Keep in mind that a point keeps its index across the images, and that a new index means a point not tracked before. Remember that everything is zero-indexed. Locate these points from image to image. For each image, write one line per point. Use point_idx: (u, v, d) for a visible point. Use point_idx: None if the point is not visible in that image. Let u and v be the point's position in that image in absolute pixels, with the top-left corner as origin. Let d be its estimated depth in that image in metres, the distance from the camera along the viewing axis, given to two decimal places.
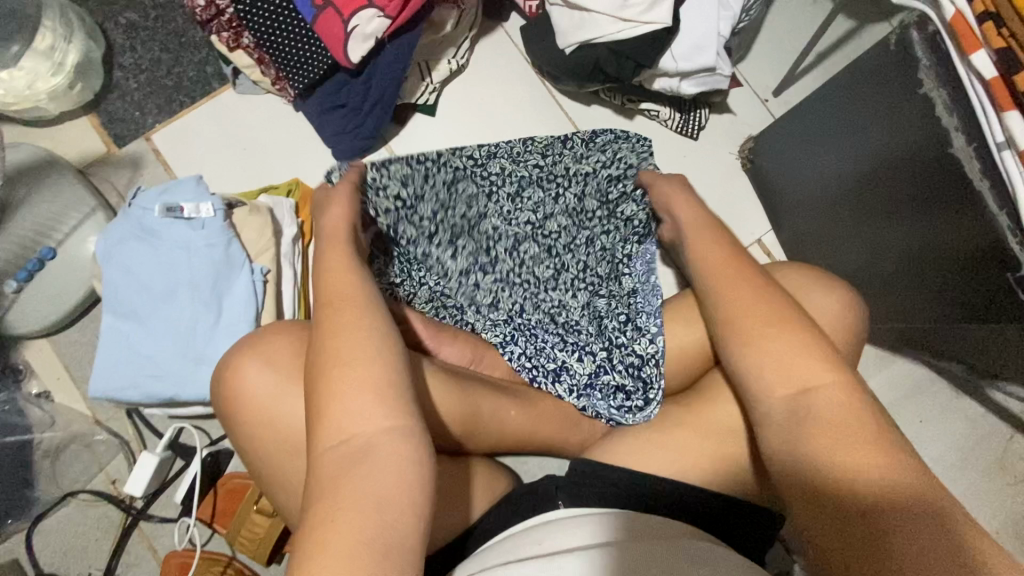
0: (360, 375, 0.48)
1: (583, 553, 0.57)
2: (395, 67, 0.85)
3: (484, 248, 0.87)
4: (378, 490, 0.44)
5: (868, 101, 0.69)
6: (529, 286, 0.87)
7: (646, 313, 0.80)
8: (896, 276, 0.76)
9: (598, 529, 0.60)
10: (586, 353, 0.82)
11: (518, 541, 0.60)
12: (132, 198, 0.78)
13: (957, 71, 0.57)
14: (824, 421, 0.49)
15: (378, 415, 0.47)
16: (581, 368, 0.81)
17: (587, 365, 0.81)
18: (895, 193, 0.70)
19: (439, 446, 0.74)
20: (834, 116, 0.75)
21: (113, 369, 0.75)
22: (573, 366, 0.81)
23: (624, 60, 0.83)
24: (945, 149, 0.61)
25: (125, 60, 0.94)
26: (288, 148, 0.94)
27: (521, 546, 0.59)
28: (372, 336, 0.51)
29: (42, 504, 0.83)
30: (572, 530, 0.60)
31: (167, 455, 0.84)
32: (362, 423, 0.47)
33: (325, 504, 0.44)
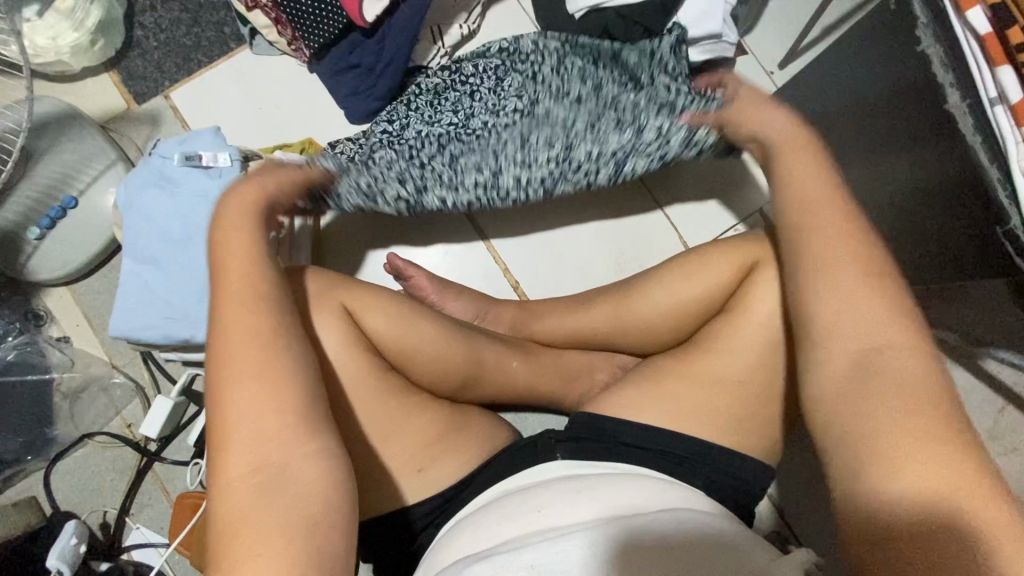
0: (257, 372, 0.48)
1: (583, 533, 0.56)
2: (408, 27, 0.87)
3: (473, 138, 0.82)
4: (285, 504, 0.44)
5: (877, 60, 0.71)
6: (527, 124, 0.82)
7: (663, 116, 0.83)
8: (898, 237, 0.78)
9: (602, 491, 0.61)
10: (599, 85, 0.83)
11: (519, 508, 0.61)
12: (154, 147, 0.80)
13: (952, 27, 0.59)
14: (866, 344, 0.49)
15: (275, 446, 0.46)
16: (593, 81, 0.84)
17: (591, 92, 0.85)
18: (894, 140, 0.72)
19: (444, 394, 0.77)
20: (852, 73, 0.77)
21: (130, 310, 0.78)
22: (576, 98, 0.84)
23: (631, 23, 0.85)
24: (942, 105, 0.62)
25: (146, 19, 0.97)
26: (303, 108, 0.97)
27: (521, 515, 0.60)
28: (257, 353, 0.49)
29: (61, 443, 0.87)
30: (576, 496, 0.61)
31: (181, 400, 0.86)
32: (262, 447, 0.46)
33: (231, 531, 0.43)
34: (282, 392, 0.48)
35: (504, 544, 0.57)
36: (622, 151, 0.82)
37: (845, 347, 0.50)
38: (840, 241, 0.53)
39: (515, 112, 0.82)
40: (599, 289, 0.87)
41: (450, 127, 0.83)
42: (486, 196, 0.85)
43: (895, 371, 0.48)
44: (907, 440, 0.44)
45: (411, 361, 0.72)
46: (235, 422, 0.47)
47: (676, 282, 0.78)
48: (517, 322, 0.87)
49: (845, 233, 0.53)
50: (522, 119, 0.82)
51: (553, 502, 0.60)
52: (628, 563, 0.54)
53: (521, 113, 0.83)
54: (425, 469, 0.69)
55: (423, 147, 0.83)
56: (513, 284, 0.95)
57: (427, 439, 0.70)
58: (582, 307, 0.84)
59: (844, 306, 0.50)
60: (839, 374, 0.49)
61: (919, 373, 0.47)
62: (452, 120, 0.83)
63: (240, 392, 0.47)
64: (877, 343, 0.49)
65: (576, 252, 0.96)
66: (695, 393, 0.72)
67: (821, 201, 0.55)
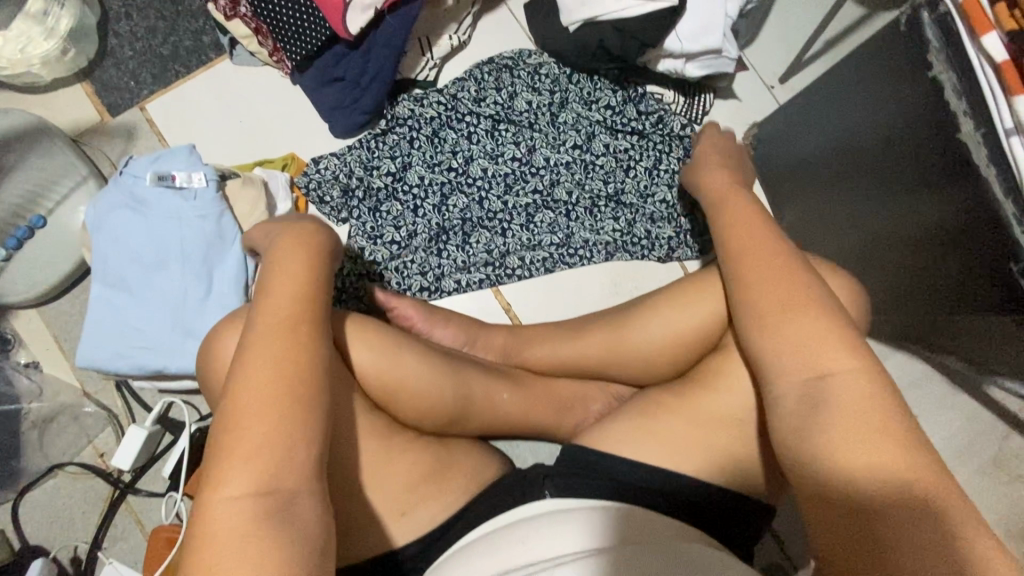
0: (258, 392, 0.46)
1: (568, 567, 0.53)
2: (393, 40, 0.83)
3: (475, 190, 0.92)
4: (288, 535, 0.43)
5: (881, 86, 0.68)
6: (524, 168, 0.92)
7: (647, 158, 0.93)
8: (898, 267, 0.76)
9: (588, 521, 0.58)
10: (587, 130, 0.93)
11: (504, 540, 0.58)
12: (124, 165, 0.76)
13: (967, 54, 0.56)
14: (811, 376, 0.50)
15: (283, 472, 0.45)
16: (582, 124, 0.93)
17: (582, 131, 0.93)
18: (893, 172, 0.70)
19: (429, 429, 0.73)
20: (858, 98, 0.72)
21: (101, 338, 0.74)
22: (569, 138, 0.93)
23: (628, 38, 0.82)
24: (954, 135, 0.59)
25: (120, 27, 0.92)
26: (286, 122, 0.92)
27: (505, 547, 0.57)
28: (289, 371, 0.47)
29: (30, 474, 0.83)
30: (565, 529, 0.57)
31: (155, 429, 0.83)
32: (272, 468, 0.44)
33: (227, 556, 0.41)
34: (299, 421, 0.46)
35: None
36: (612, 211, 0.93)
37: (793, 380, 0.51)
38: (781, 279, 0.55)
39: (513, 161, 0.92)
40: (593, 315, 0.84)
41: (452, 176, 0.91)
42: (489, 238, 0.92)
43: (840, 395, 0.49)
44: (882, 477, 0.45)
45: (396, 397, 0.70)
46: (249, 440, 0.44)
47: (674, 312, 0.74)
48: (508, 348, 0.84)
49: (792, 278, 0.55)
50: (519, 162, 0.93)
51: (539, 532, 0.57)
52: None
53: (520, 163, 0.93)
54: (410, 511, 0.66)
55: (428, 188, 0.91)
56: (505, 308, 0.93)
57: (413, 479, 0.67)
58: (576, 335, 0.81)
59: (788, 342, 0.52)
60: (790, 407, 0.51)
61: (869, 396, 0.48)
62: (454, 166, 0.91)
63: (262, 410, 0.45)
64: (823, 370, 0.50)
65: (569, 275, 0.94)
66: (693, 429, 0.69)
67: (782, 255, 0.57)
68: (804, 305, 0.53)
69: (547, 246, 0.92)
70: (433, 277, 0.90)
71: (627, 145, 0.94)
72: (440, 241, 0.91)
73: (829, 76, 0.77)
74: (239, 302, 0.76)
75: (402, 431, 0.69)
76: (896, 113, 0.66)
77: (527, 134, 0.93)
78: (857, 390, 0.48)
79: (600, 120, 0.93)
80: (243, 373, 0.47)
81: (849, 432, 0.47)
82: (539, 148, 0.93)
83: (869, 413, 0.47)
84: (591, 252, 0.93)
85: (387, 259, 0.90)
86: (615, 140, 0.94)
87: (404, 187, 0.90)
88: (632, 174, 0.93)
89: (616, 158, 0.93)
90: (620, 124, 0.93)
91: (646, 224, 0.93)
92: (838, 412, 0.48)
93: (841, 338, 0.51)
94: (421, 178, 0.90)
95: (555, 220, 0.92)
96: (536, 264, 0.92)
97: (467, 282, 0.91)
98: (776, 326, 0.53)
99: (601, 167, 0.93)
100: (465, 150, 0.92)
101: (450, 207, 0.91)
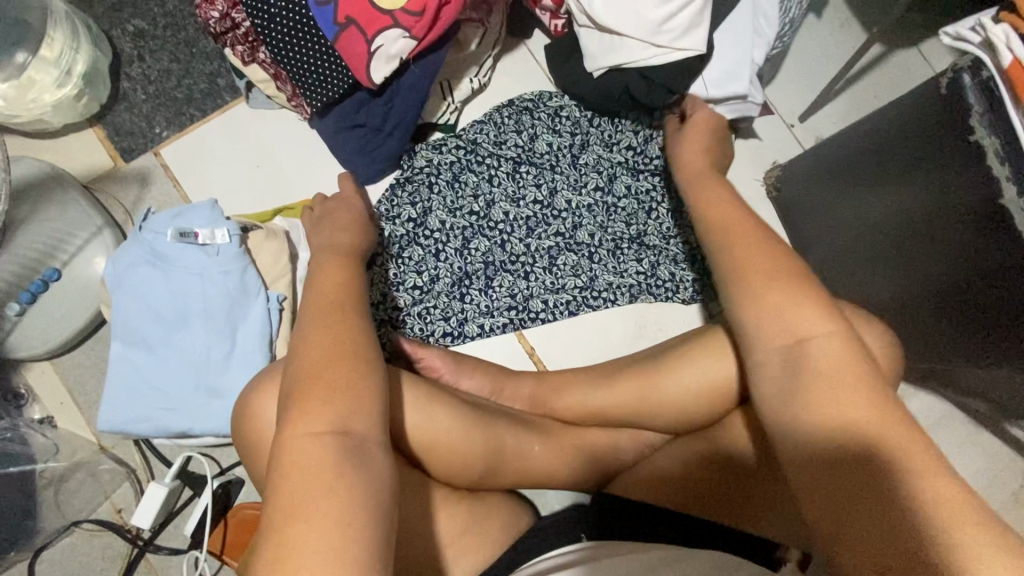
0: (326, 351, 0.52)
1: None
2: (417, 88, 0.82)
3: (496, 234, 0.91)
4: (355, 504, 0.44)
5: (916, 142, 0.67)
6: (546, 210, 0.92)
7: (670, 200, 0.93)
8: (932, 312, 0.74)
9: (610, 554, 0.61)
10: (609, 171, 0.93)
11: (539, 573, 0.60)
12: (143, 221, 0.74)
13: (1012, 122, 0.55)
14: (789, 341, 0.49)
15: (351, 447, 0.47)
16: (604, 165, 0.93)
17: (604, 173, 0.93)
18: (920, 228, 0.70)
19: (461, 486, 0.72)
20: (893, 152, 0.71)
21: (122, 400, 0.73)
22: (590, 179, 0.92)
23: (654, 85, 0.81)
24: (994, 200, 0.59)
25: (133, 70, 0.90)
26: (305, 167, 0.91)
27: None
28: (345, 344, 0.53)
29: (46, 534, 0.80)
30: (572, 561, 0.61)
31: (176, 485, 0.81)
32: (343, 413, 0.48)
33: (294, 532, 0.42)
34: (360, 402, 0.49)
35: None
36: (636, 253, 0.92)
37: (773, 346, 0.50)
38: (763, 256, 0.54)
39: (535, 203, 0.91)
40: (622, 361, 0.84)
41: (474, 219, 0.90)
42: (512, 282, 0.91)
43: (820, 359, 0.48)
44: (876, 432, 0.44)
45: (430, 455, 0.69)
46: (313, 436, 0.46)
47: (707, 363, 0.74)
48: (536, 397, 0.83)
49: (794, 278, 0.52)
50: (541, 205, 0.92)
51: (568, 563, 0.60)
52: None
53: (542, 205, 0.92)
54: (447, 574, 0.64)
55: (449, 233, 0.90)
56: (529, 353, 0.92)
57: (449, 541, 0.65)
58: (606, 383, 0.81)
59: (770, 315, 0.50)
60: (772, 374, 0.49)
61: (845, 355, 0.48)
62: (475, 209, 0.90)
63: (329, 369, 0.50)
64: (800, 334, 0.49)
65: (594, 319, 0.93)
66: None
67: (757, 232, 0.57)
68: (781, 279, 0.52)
69: (571, 289, 0.91)
70: (456, 323, 0.89)
71: (649, 186, 0.93)
72: (463, 285, 0.90)
73: (858, 125, 0.77)
74: (264, 360, 0.74)
75: (436, 492, 0.68)
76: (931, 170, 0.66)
77: (548, 176, 0.92)
78: (832, 352, 0.48)
79: (622, 161, 0.93)
80: (310, 390, 0.49)
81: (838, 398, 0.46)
82: (560, 190, 0.92)
83: (854, 377, 0.46)
84: (615, 294, 0.92)
85: (409, 305, 0.89)
86: (637, 181, 0.93)
87: (425, 232, 0.89)
88: (654, 216, 0.93)
89: (639, 199, 0.93)
90: (642, 165, 0.93)
91: (669, 266, 0.92)
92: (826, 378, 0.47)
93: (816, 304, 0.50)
94: (443, 222, 0.90)
95: (578, 263, 0.91)
96: (559, 307, 0.91)
97: (490, 327, 0.90)
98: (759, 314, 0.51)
99: (624, 208, 0.92)
100: (486, 193, 0.91)
101: (472, 251, 0.90)
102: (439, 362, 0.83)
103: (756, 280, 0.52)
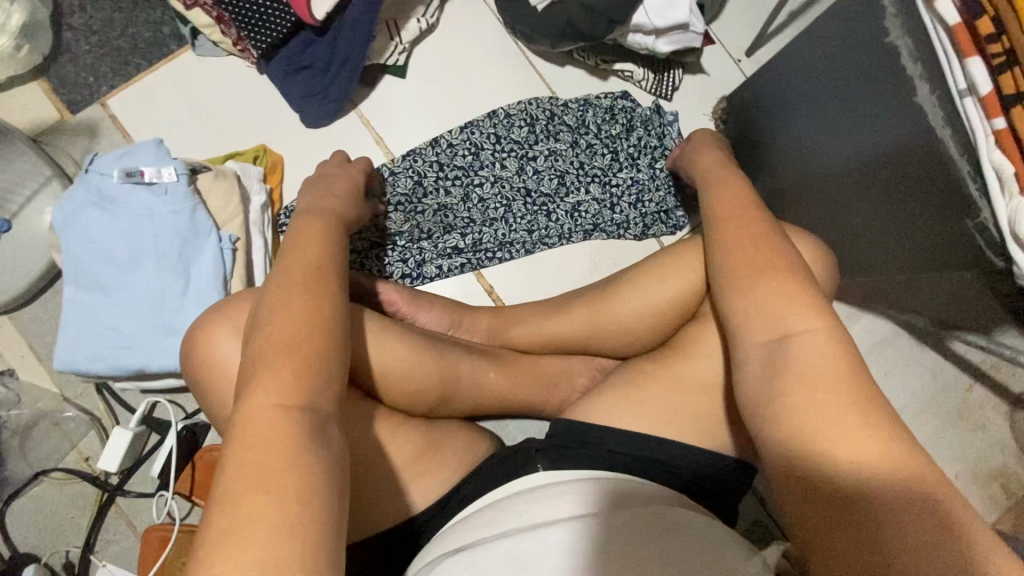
0: (280, 282, 0.53)
1: (554, 530, 0.55)
2: (360, 25, 0.83)
3: (462, 178, 0.92)
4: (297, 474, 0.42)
5: (841, 52, 0.70)
6: (511, 155, 0.93)
7: (630, 142, 0.95)
8: (877, 224, 0.76)
9: (573, 494, 0.59)
10: (577, 122, 0.94)
11: (503, 514, 0.59)
12: (89, 163, 0.75)
13: (921, 18, 0.57)
14: (772, 338, 0.50)
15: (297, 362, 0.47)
16: (571, 113, 0.94)
17: (570, 120, 0.94)
18: (874, 160, 0.71)
19: (418, 412, 0.74)
20: (826, 66, 0.73)
21: (78, 342, 0.74)
22: (558, 128, 0.94)
23: (595, 15, 0.82)
24: (910, 98, 0.62)
25: (75, 21, 0.89)
26: (254, 113, 0.90)
27: (505, 519, 0.58)
28: (307, 267, 0.55)
29: (14, 483, 0.82)
30: (546, 495, 0.60)
31: (141, 430, 0.82)
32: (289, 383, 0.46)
33: (234, 470, 0.42)
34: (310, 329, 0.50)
35: (480, 546, 0.56)
36: (596, 192, 0.94)
37: (749, 330, 0.51)
38: (750, 246, 0.55)
39: (501, 148, 0.93)
40: (574, 292, 0.86)
41: (440, 166, 0.92)
42: (473, 225, 0.92)
43: (794, 348, 0.48)
44: (859, 433, 0.43)
45: (382, 382, 0.70)
46: (258, 371, 0.46)
47: (652, 284, 0.77)
48: (493, 329, 0.85)
49: (764, 245, 0.55)
50: (507, 150, 0.93)
51: (536, 506, 0.59)
52: (594, 556, 0.53)
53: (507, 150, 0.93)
54: (406, 490, 0.67)
55: (417, 180, 0.91)
56: (488, 290, 0.93)
57: (406, 460, 0.68)
58: (557, 313, 0.83)
59: (757, 313, 0.51)
60: (754, 371, 0.50)
61: (835, 359, 0.47)
62: (442, 158, 0.92)
63: (293, 305, 0.50)
64: (788, 331, 0.49)
65: (549, 256, 0.94)
66: (675, 395, 0.71)
67: (747, 225, 0.57)
68: (778, 275, 0.52)
69: (528, 227, 0.93)
70: (415, 264, 0.90)
71: (610, 129, 0.95)
72: (419, 226, 0.91)
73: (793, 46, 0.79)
74: (219, 297, 0.75)
75: (391, 415, 0.70)
76: (861, 82, 0.68)
77: (515, 125, 0.93)
78: (822, 349, 0.47)
79: (587, 109, 0.95)
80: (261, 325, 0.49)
81: (817, 393, 0.46)
82: (526, 137, 0.93)
83: (835, 376, 0.46)
84: (569, 231, 0.93)
85: (367, 249, 0.89)
86: (601, 127, 0.94)
87: (393, 180, 0.91)
88: (614, 157, 0.94)
89: (602, 142, 0.94)
90: (608, 115, 0.95)
91: (622, 202, 0.94)
92: (806, 379, 0.46)
93: (809, 300, 0.50)
94: (410, 169, 0.91)
95: (536, 202, 0.93)
96: (516, 246, 0.93)
97: (448, 267, 0.91)
98: (733, 279, 0.54)
99: (587, 150, 0.94)
100: (454, 143, 0.92)
101: (437, 195, 0.91)
102: (396, 299, 0.85)
103: (721, 238, 0.58)
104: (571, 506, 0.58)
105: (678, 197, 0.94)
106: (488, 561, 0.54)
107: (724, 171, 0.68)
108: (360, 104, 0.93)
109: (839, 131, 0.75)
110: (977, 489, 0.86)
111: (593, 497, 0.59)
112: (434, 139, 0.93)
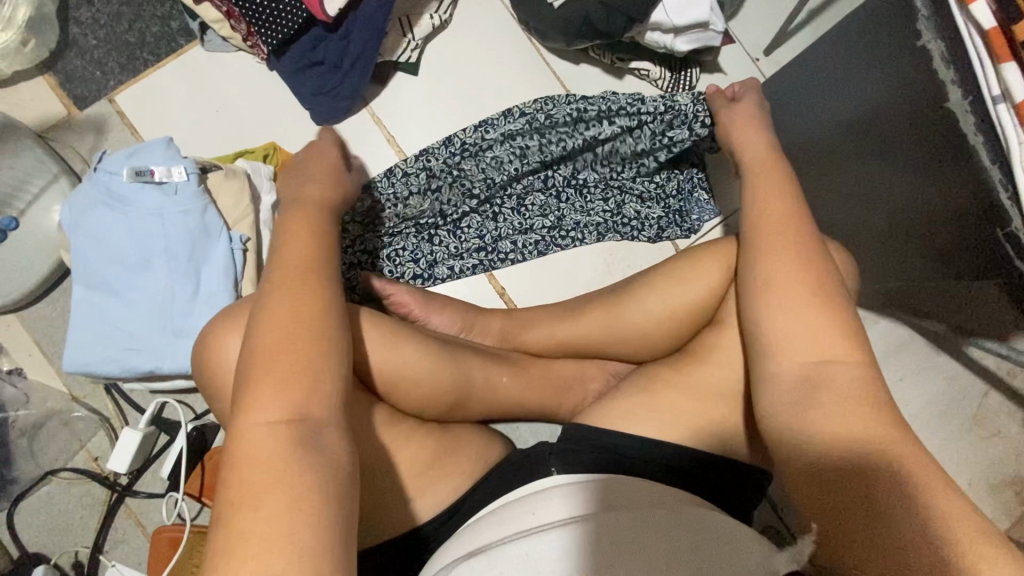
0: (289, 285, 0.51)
1: (564, 532, 0.53)
2: (373, 21, 0.82)
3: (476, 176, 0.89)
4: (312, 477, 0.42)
5: (879, 51, 0.68)
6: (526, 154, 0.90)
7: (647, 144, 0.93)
8: (900, 228, 0.75)
9: (587, 495, 0.57)
10: None
11: (516, 512, 0.57)
12: (98, 162, 0.73)
13: (956, 20, 0.56)
14: (815, 360, 0.50)
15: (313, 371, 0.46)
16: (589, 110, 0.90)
17: None
18: (902, 162, 0.69)
19: (432, 417, 0.73)
20: (859, 62, 0.71)
21: (88, 343, 0.73)
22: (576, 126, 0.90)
23: (613, 12, 0.80)
24: (943, 101, 0.60)
25: (81, 14, 0.88)
26: (264, 111, 0.89)
27: (517, 518, 0.57)
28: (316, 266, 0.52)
29: (23, 483, 0.81)
30: (555, 491, 0.58)
31: (150, 431, 0.82)
32: (299, 399, 0.45)
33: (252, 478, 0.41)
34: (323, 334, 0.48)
35: (493, 545, 0.54)
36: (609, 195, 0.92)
37: (793, 358, 0.51)
38: (791, 262, 0.54)
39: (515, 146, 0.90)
40: (589, 295, 0.85)
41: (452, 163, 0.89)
42: (484, 226, 0.91)
43: (834, 380, 0.49)
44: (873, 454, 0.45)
45: (396, 387, 0.69)
46: (263, 380, 0.45)
47: (669, 289, 0.75)
48: (506, 332, 0.84)
49: (803, 261, 0.54)
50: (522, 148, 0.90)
51: (548, 506, 0.57)
52: (607, 554, 0.51)
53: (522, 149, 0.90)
54: (420, 496, 0.66)
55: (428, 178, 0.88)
56: (500, 292, 0.93)
57: (418, 465, 0.67)
58: (571, 317, 0.82)
59: (785, 334, 0.52)
60: (786, 391, 0.50)
61: (858, 389, 0.48)
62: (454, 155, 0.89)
63: (300, 309, 0.49)
64: (822, 359, 0.50)
65: (561, 256, 0.94)
66: (692, 402, 0.69)
67: (774, 230, 0.57)
68: (808, 293, 0.52)
69: (540, 229, 0.92)
70: (426, 265, 0.90)
71: None
72: (431, 227, 0.90)
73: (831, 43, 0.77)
74: (230, 299, 0.74)
75: (404, 420, 0.69)
76: (892, 84, 0.66)
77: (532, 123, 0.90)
78: (846, 377, 0.49)
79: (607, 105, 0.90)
80: (276, 328, 0.48)
81: (838, 414, 0.47)
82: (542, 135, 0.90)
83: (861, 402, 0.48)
84: (581, 233, 0.93)
85: (379, 248, 0.88)
86: None
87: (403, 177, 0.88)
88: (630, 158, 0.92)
89: None
90: None
91: (635, 204, 0.93)
92: (843, 400, 0.48)
93: (843, 328, 0.51)
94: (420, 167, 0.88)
95: (546, 203, 0.92)
96: (528, 248, 0.92)
97: (460, 268, 0.91)
98: (771, 295, 0.53)
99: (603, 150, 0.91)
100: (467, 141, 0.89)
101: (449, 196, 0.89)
102: (408, 301, 0.84)
103: (759, 237, 0.57)
104: (585, 506, 0.56)
105: (690, 200, 0.94)
106: (502, 560, 0.53)
107: (767, 160, 0.64)
108: (371, 101, 0.91)
109: (866, 132, 0.73)
110: (993, 497, 0.84)
111: (603, 491, 0.58)
112: (446, 139, 0.90)
